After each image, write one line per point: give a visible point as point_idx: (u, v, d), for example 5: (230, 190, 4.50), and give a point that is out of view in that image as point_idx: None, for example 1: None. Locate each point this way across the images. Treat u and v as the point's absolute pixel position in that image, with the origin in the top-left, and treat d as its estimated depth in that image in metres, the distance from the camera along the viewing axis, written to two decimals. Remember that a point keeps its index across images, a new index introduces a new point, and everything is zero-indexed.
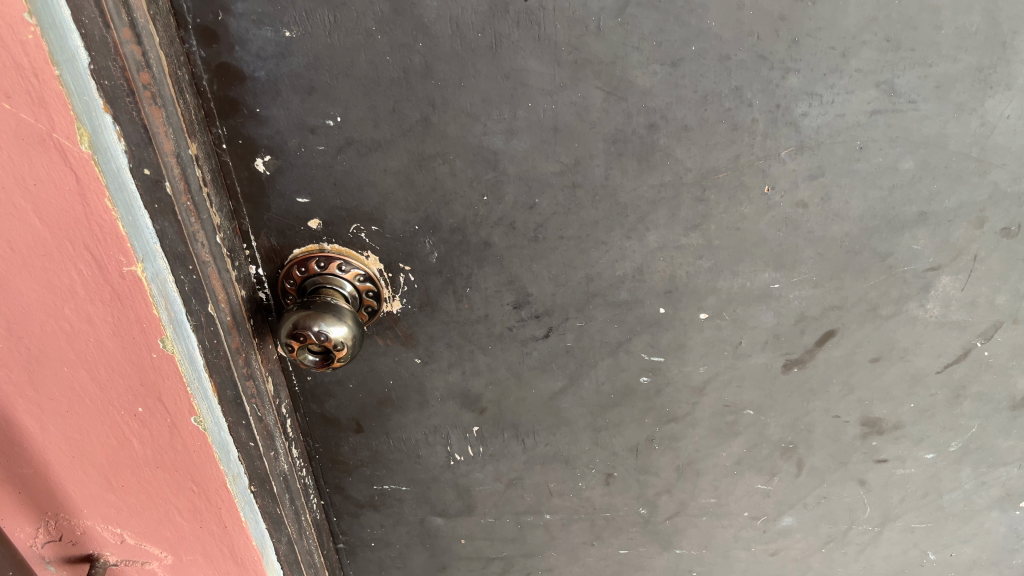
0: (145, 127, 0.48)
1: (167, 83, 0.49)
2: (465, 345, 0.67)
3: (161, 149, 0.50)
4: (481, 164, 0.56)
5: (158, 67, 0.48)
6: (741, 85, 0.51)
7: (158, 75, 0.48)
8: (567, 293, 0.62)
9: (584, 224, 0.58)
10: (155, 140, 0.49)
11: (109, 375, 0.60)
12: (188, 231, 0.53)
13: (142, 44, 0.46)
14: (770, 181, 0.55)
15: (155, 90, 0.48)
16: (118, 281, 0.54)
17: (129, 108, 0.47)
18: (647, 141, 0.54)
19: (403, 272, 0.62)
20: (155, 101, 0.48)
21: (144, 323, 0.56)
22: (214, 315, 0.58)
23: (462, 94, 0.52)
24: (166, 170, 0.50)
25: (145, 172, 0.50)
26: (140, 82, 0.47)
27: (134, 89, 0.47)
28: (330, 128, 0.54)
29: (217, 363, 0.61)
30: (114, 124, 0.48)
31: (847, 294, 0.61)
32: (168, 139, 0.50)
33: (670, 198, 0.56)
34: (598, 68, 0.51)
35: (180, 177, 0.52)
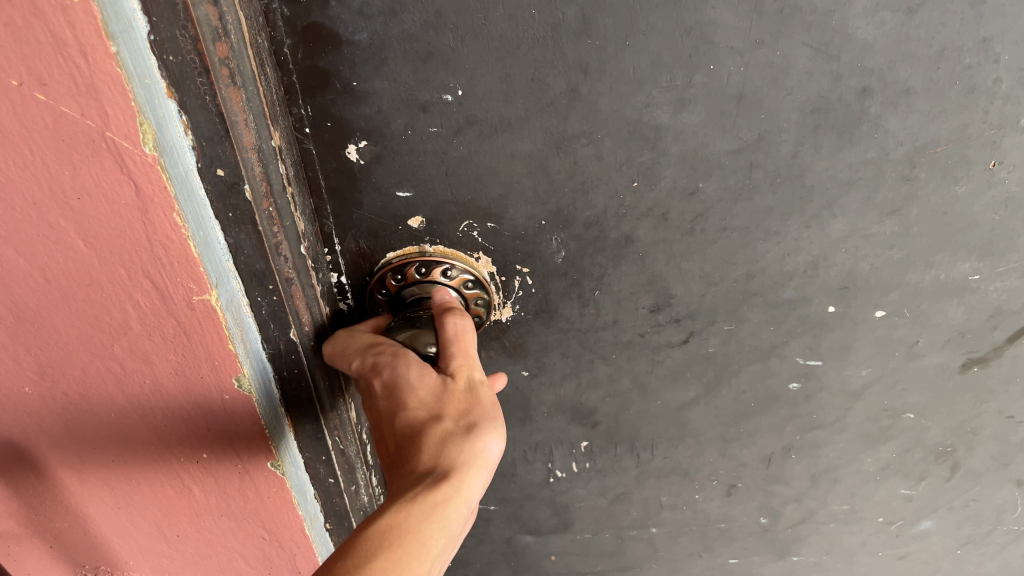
0: (222, 116, 0.35)
1: (248, 54, 0.36)
2: (585, 354, 0.56)
3: (241, 142, 0.37)
4: (637, 143, 0.44)
5: (237, 34, 0.35)
6: (991, 35, 0.39)
7: (237, 46, 0.35)
8: (719, 292, 0.51)
9: (755, 212, 0.47)
10: (234, 131, 0.36)
11: (166, 420, 0.48)
12: (276, 245, 0.41)
13: (219, 4, 0.33)
14: (998, 155, 0.44)
15: (234, 64, 0.35)
16: (185, 313, 0.41)
17: (200, 93, 0.35)
18: (855, 108, 0.42)
19: (519, 274, 0.51)
20: (234, 80, 0.35)
21: (216, 360, 0.44)
22: (297, 342, 0.46)
23: (626, 57, 0.40)
24: (247, 169, 0.38)
25: (218, 172, 0.37)
26: (217, 55, 0.34)
27: (209, 65, 0.34)
28: (447, 104, 0.42)
29: (298, 396, 0.50)
30: (180, 113, 0.35)
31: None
32: (249, 128, 0.37)
33: (870, 179, 0.45)
34: (809, 19, 0.39)
35: (261, 177, 0.39)
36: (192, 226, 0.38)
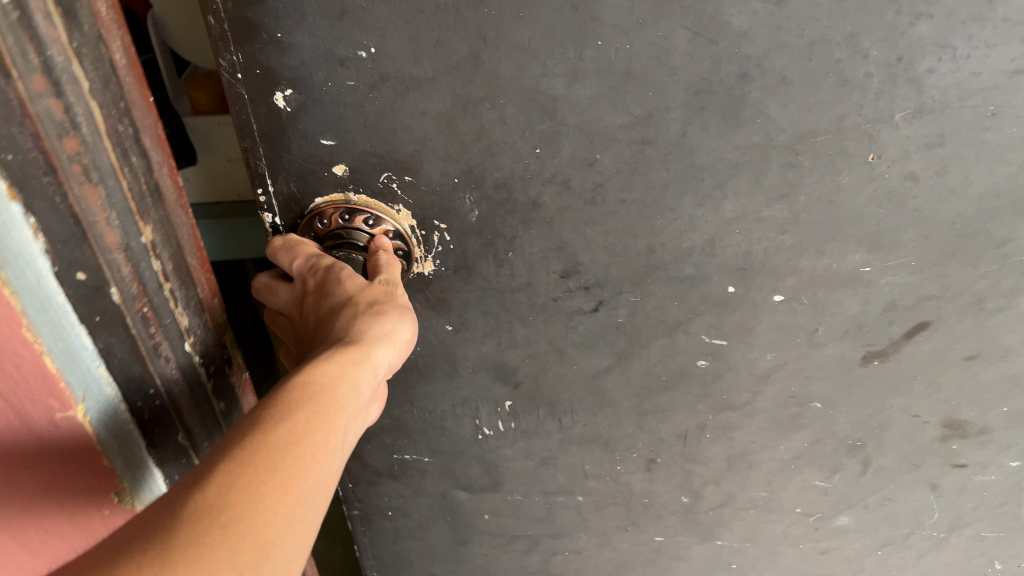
0: (75, 213, 0.41)
1: (104, 147, 0.40)
2: (503, 314, 0.59)
3: (98, 236, 0.42)
4: (537, 111, 0.47)
5: (90, 126, 0.39)
6: (858, 30, 0.42)
7: (91, 140, 0.39)
8: (624, 263, 0.55)
9: (651, 187, 0.50)
10: (89, 227, 0.42)
11: (60, 522, 0.55)
12: (150, 309, 0.48)
13: (63, 99, 0.37)
14: (877, 149, 0.46)
15: (87, 160, 0.40)
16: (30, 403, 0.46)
17: (49, 191, 0.40)
18: (736, 93, 0.45)
19: (437, 230, 0.55)
20: (87, 175, 0.40)
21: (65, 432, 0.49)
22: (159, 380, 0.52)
23: (520, 28, 0.44)
24: (108, 266, 0.44)
25: (76, 275, 0.44)
26: (65, 151, 0.39)
27: (55, 162, 0.39)
28: (362, 61, 0.46)
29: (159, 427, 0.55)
30: (26, 216, 0.40)
31: (949, 284, 0.53)
32: (109, 225, 0.43)
33: (756, 163, 0.48)
34: (686, 4, 0.42)
35: (123, 268, 0.45)
36: (48, 338, 0.44)
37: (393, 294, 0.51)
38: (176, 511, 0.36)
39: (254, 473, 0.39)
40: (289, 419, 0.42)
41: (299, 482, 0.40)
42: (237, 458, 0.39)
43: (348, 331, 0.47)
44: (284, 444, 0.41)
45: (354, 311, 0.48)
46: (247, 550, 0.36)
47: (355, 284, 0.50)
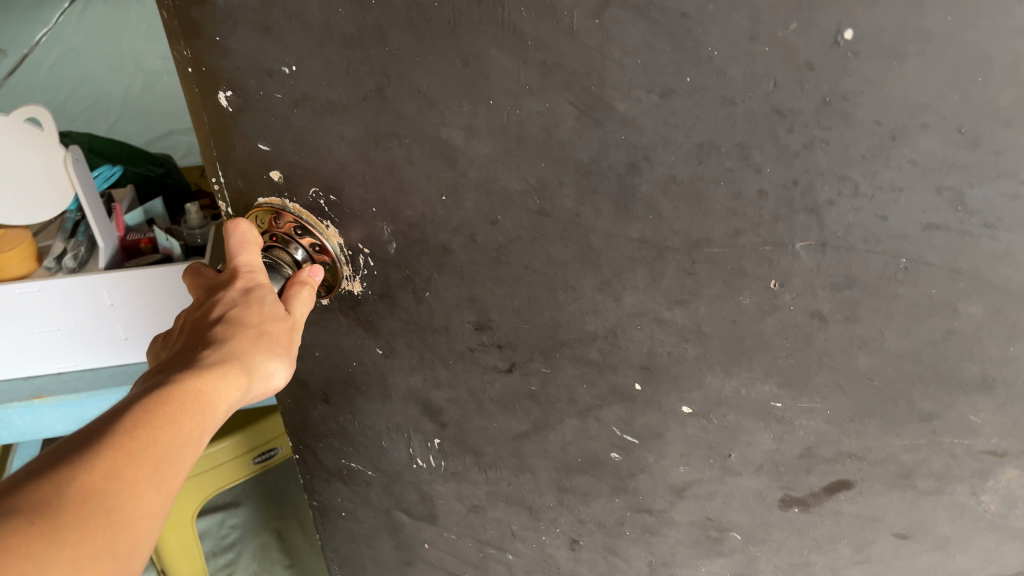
0: None
1: None
2: (427, 352, 0.58)
3: None
4: (440, 158, 0.46)
5: None
6: (748, 142, 0.37)
7: None
8: (532, 331, 0.52)
9: (553, 260, 0.47)
10: None
11: None
12: None
13: None
14: (779, 277, 0.41)
15: None
16: None
17: None
18: (626, 182, 0.42)
19: (362, 253, 0.55)
20: None
21: None
22: None
23: (419, 72, 0.43)
24: None
25: None
26: None
27: None
28: (286, 76, 0.47)
29: None
30: None
31: (875, 439, 0.46)
32: None
33: (654, 261, 0.44)
34: (570, 78, 0.39)
35: None
36: None
37: (298, 332, 0.50)
38: (60, 484, 0.34)
39: (139, 468, 0.37)
40: (177, 422, 0.40)
41: (173, 487, 0.39)
42: (125, 447, 0.37)
43: (252, 352, 0.46)
44: (167, 447, 0.39)
45: (263, 333, 0.47)
46: (122, 541, 0.36)
47: (276, 307, 0.49)
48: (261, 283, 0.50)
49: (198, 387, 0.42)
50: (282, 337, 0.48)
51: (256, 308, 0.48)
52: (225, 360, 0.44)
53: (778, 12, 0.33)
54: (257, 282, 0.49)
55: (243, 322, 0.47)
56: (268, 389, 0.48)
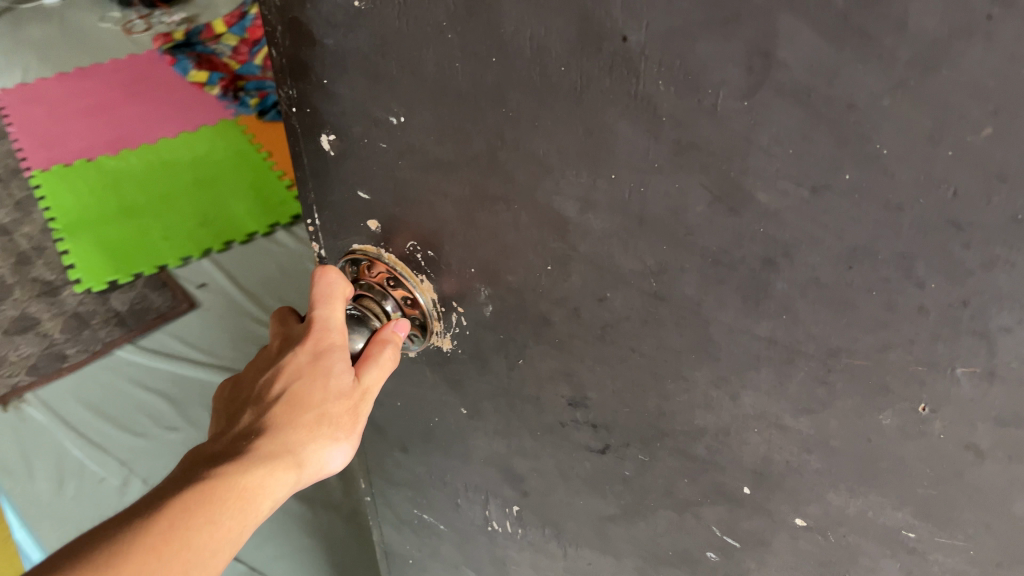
0: None
1: None
2: (513, 419, 0.55)
3: None
4: (549, 228, 0.42)
5: None
6: (912, 252, 0.32)
7: None
8: (632, 416, 0.48)
9: (663, 347, 0.43)
10: None
11: None
12: None
13: None
14: (930, 401, 0.36)
15: None
16: None
17: None
18: (759, 278, 0.37)
19: (456, 311, 0.51)
20: None
21: None
22: None
23: (536, 137, 0.39)
24: None
25: None
26: None
27: None
28: (393, 126, 0.44)
29: None
30: None
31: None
32: None
33: (781, 364, 0.39)
34: (707, 161, 0.35)
35: None
36: None
37: (365, 405, 0.49)
38: None
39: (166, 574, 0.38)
40: (217, 519, 0.41)
41: None
42: (154, 552, 0.38)
43: (308, 437, 0.45)
44: (201, 547, 0.40)
45: (323, 415, 0.46)
46: None
47: (342, 381, 0.47)
48: (334, 348, 0.48)
49: (242, 484, 0.42)
50: (342, 417, 0.47)
51: (320, 383, 0.46)
52: (275, 452, 0.44)
53: (971, 112, 0.28)
54: (330, 345, 0.48)
55: (303, 402, 0.46)
56: (322, 473, 0.47)
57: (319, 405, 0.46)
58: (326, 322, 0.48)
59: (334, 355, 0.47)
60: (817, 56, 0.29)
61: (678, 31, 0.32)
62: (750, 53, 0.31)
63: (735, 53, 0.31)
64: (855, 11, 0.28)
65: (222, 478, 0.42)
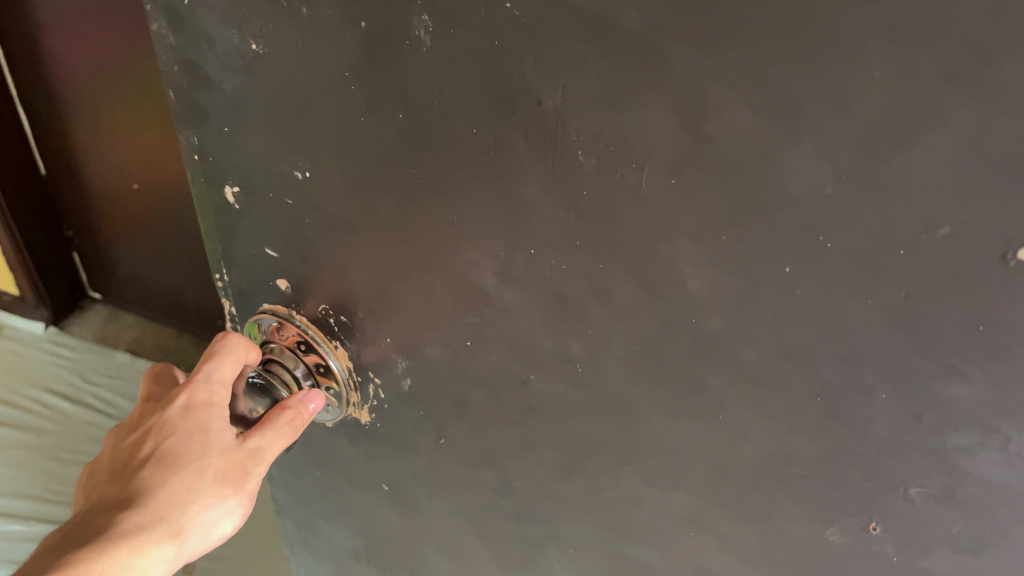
0: None
1: None
2: (436, 501, 0.50)
3: None
4: (466, 302, 0.38)
5: None
6: (859, 357, 0.28)
7: None
8: (559, 508, 0.43)
9: (589, 438, 0.38)
10: None
11: None
12: None
13: None
14: (880, 521, 0.31)
15: None
16: None
17: None
18: (692, 372, 0.33)
19: (372, 382, 0.46)
20: None
21: None
22: None
23: (448, 204, 0.35)
24: None
25: None
26: None
27: None
28: (298, 182, 0.40)
29: None
30: None
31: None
32: None
33: (718, 467, 0.35)
34: (630, 242, 0.31)
35: None
36: None
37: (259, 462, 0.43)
38: None
39: None
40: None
41: None
42: None
43: (184, 502, 0.39)
44: None
45: (201, 473, 0.40)
46: None
47: (228, 437, 0.42)
48: (212, 399, 0.42)
49: (96, 569, 0.35)
50: (228, 474, 0.41)
51: (200, 441, 0.41)
52: (142, 524, 0.38)
53: (923, 206, 0.24)
54: (208, 398, 0.42)
55: (179, 463, 0.40)
56: (207, 542, 0.40)
57: (198, 464, 0.40)
58: (211, 373, 0.43)
59: (217, 410, 0.42)
60: (748, 133, 0.25)
61: (596, 94, 0.28)
62: (675, 125, 0.27)
63: (658, 123, 0.27)
64: (791, 84, 0.24)
65: (70, 564, 0.35)
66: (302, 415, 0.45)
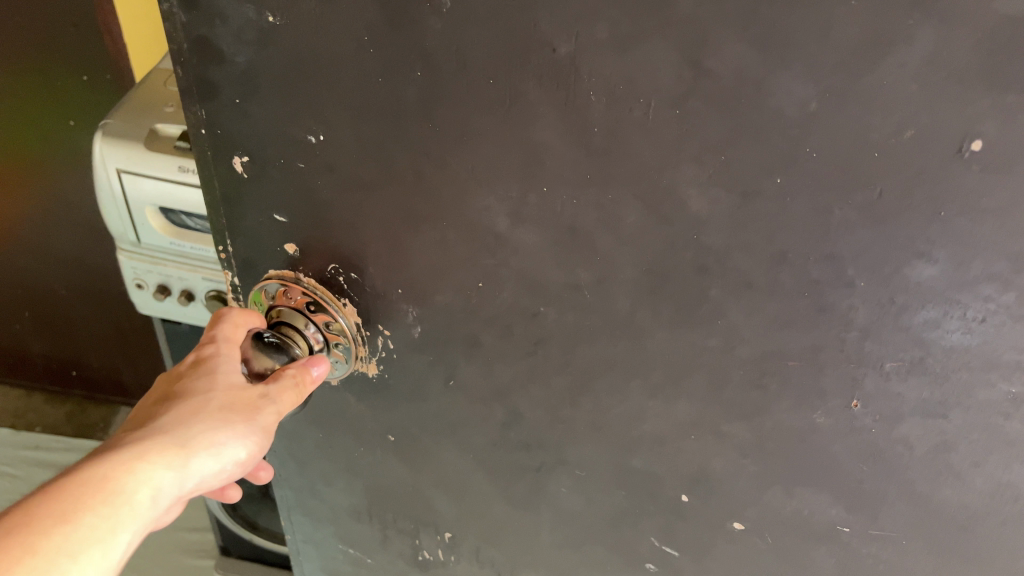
0: None
1: None
2: (445, 443, 0.53)
3: None
4: (478, 245, 0.42)
5: None
6: (842, 252, 0.33)
7: None
8: (566, 431, 0.47)
9: (596, 359, 0.43)
10: None
11: None
12: None
13: None
14: (861, 398, 0.37)
15: None
16: None
17: None
18: (694, 286, 0.37)
19: (381, 334, 0.49)
20: None
21: None
22: None
23: (464, 153, 0.39)
24: None
25: None
26: None
27: None
28: (312, 146, 0.43)
29: None
30: None
31: (948, 559, 0.43)
32: None
33: (716, 370, 0.40)
34: (638, 171, 0.35)
35: None
36: None
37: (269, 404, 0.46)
38: None
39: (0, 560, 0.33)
40: (76, 517, 0.36)
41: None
42: None
43: (191, 421, 0.42)
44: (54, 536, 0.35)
45: (206, 400, 0.43)
46: None
47: (232, 378, 0.45)
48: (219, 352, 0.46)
49: (106, 468, 0.38)
50: (235, 404, 0.44)
51: (204, 379, 0.44)
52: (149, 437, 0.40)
53: (894, 113, 0.29)
54: (215, 348, 0.47)
55: (184, 396, 0.43)
56: (219, 465, 0.42)
57: (204, 396, 0.43)
58: (216, 336, 0.47)
59: (221, 360, 0.46)
60: (745, 62, 0.30)
61: (608, 39, 0.32)
62: (680, 61, 0.31)
63: (665, 60, 0.31)
64: (783, 16, 0.28)
65: (87, 469, 0.38)
66: (309, 379, 0.48)
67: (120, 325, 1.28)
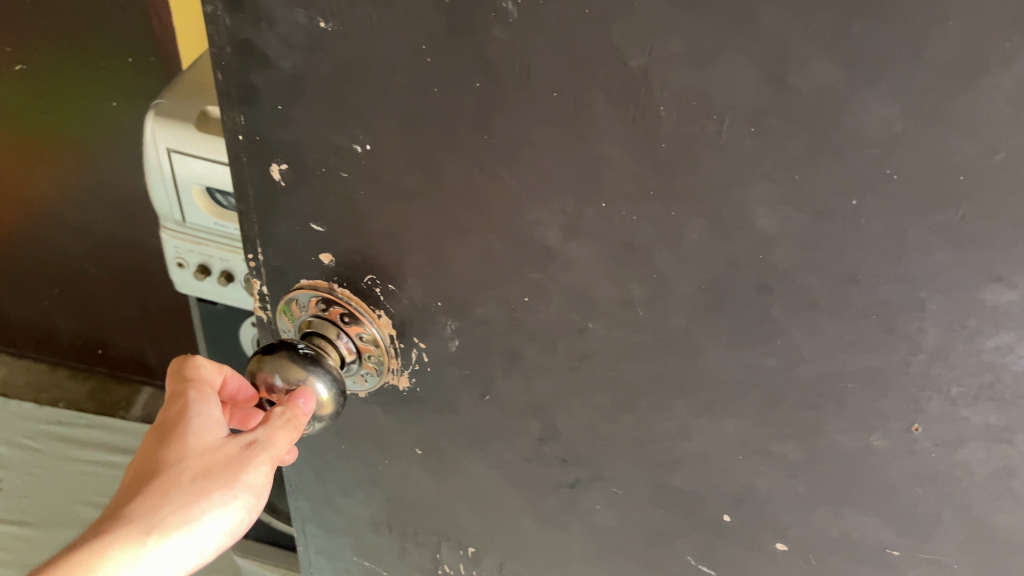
0: None
1: None
2: (475, 458, 0.52)
3: None
4: (526, 258, 0.41)
5: None
6: (914, 273, 0.33)
7: None
8: (606, 449, 0.47)
9: (644, 377, 0.42)
10: None
11: None
12: None
13: None
14: (922, 420, 0.37)
15: None
16: None
17: None
18: (755, 305, 0.37)
19: (416, 346, 0.48)
20: None
21: None
22: None
23: (519, 165, 0.38)
24: None
25: None
26: None
27: None
28: (356, 154, 0.42)
29: None
30: None
31: None
32: None
33: (770, 390, 0.39)
34: (705, 188, 0.34)
35: None
36: None
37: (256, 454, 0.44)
38: None
39: None
40: None
41: None
42: None
43: (165, 501, 0.41)
44: None
45: (179, 473, 0.42)
46: None
47: (207, 439, 0.44)
48: (188, 408, 0.45)
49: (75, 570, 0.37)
50: (214, 468, 0.42)
51: (177, 447, 0.43)
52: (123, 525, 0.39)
53: (983, 135, 0.29)
54: (185, 403, 0.45)
55: (155, 472, 0.42)
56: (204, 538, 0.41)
57: (177, 467, 0.42)
58: (183, 392, 0.46)
59: (193, 420, 0.44)
60: (830, 81, 0.29)
61: (684, 54, 0.31)
62: (760, 78, 0.30)
63: (744, 78, 0.31)
64: (874, 36, 0.28)
65: None
66: (304, 413, 0.47)
67: (147, 305, 1.30)
